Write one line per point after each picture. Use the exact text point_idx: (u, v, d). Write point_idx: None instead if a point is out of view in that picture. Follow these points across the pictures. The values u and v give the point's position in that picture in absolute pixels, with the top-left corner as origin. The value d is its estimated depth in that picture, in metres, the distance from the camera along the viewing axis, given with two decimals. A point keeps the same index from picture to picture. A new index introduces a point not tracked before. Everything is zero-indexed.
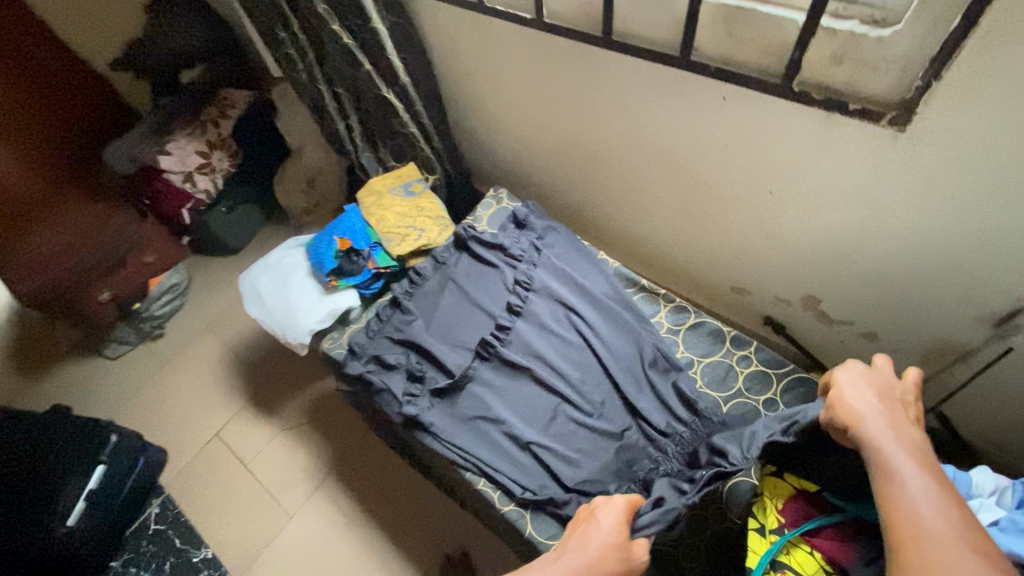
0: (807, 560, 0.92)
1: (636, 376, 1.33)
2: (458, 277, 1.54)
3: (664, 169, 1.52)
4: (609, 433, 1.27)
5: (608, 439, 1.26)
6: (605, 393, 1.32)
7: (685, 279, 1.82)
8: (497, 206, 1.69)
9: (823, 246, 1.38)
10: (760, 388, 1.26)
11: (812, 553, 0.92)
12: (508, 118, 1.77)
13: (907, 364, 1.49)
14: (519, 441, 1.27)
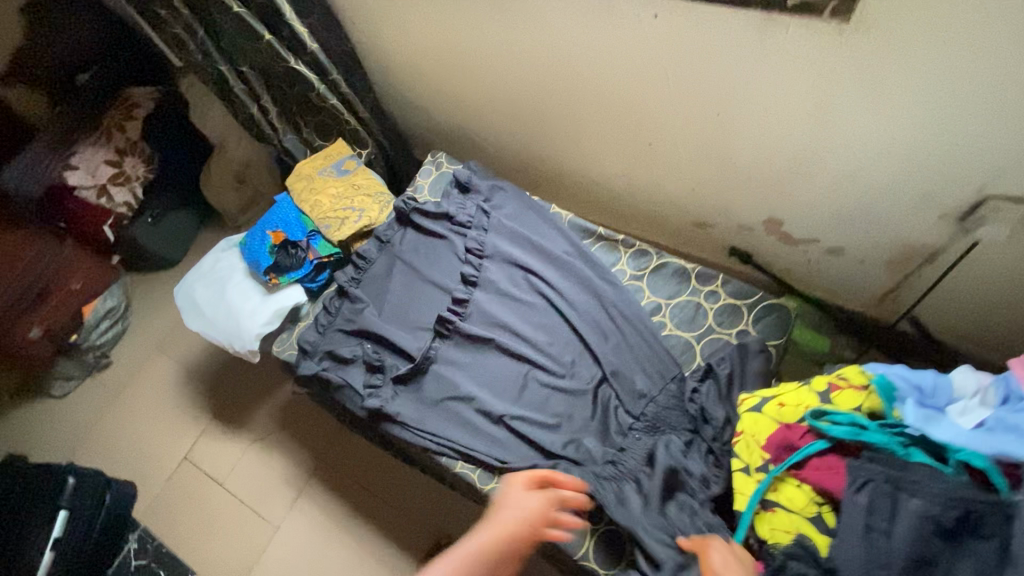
0: (797, 493, 0.90)
1: (603, 328, 1.25)
2: (407, 255, 1.44)
3: (604, 107, 1.42)
4: (584, 392, 1.19)
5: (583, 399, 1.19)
6: (575, 351, 1.24)
7: (644, 222, 1.74)
8: (437, 171, 1.58)
9: (779, 165, 1.32)
10: (731, 321, 1.21)
11: (801, 485, 0.91)
12: (434, 75, 1.65)
13: (875, 274, 1.46)
14: (492, 417, 1.20)
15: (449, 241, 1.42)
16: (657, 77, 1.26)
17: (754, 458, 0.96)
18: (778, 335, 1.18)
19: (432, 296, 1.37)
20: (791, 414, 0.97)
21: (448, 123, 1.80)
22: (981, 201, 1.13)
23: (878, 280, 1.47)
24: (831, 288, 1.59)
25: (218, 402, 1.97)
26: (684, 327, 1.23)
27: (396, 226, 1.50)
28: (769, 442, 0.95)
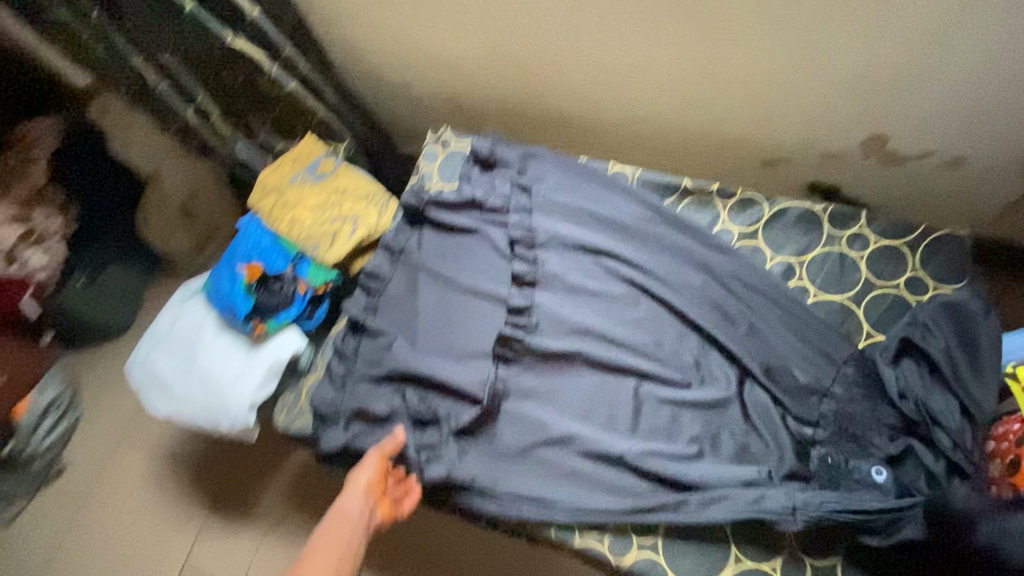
0: None
1: (722, 311, 0.94)
2: (432, 262, 1.08)
3: (654, 32, 1.10)
4: (722, 401, 0.88)
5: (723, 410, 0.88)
6: (694, 348, 0.93)
7: (696, 172, 1.44)
8: (445, 152, 1.22)
9: (893, 59, 1.02)
10: (894, 269, 0.91)
11: None
12: (418, 34, 1.30)
13: (1004, 181, 1.19)
14: (610, 458, 0.86)
15: (484, 234, 1.07)
16: None
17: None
18: (959, 276, 0.89)
19: (480, 309, 1.02)
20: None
21: (439, 95, 1.46)
22: None
23: (1004, 189, 1.20)
24: (938, 210, 1.32)
25: (214, 489, 1.58)
26: (833, 289, 0.92)
27: (408, 228, 1.14)
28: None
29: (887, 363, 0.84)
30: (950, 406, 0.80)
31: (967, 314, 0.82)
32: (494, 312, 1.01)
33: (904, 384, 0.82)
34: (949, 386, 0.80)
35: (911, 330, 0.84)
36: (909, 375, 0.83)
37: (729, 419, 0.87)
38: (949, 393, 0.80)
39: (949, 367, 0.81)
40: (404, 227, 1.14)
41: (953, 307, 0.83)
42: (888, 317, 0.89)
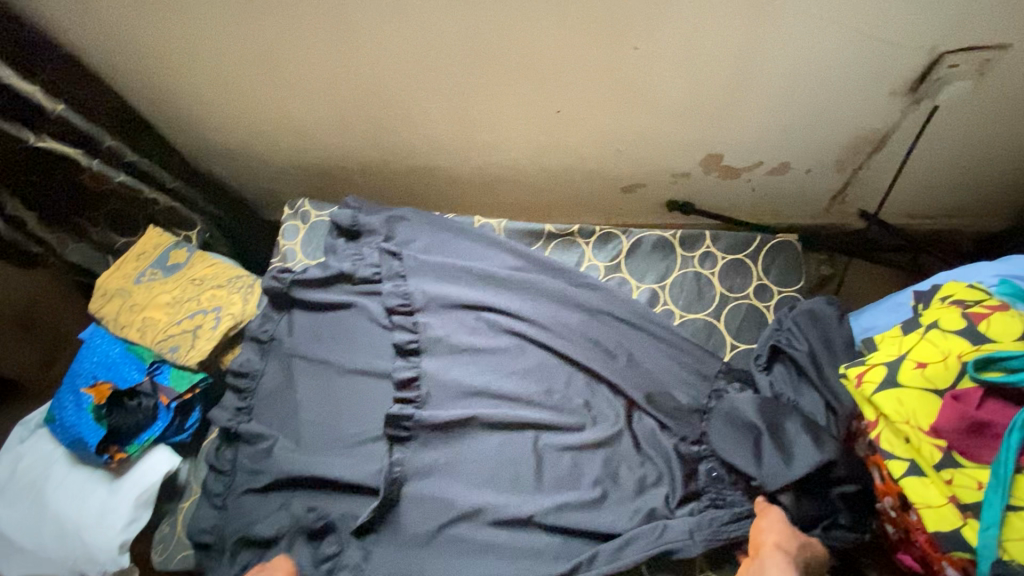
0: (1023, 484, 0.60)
1: (601, 346, 0.96)
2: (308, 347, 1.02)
3: (494, 80, 1.14)
4: (614, 435, 0.90)
5: (619, 444, 0.90)
6: (583, 389, 0.94)
7: (569, 204, 1.49)
8: (306, 227, 1.17)
9: (706, 90, 1.11)
10: (743, 281, 0.99)
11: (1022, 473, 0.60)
12: (256, 101, 1.24)
13: (826, 181, 1.33)
14: (519, 520, 0.84)
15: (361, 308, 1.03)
16: (551, 21, 1.00)
17: (927, 454, 0.66)
18: (796, 279, 0.98)
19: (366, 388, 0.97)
20: (943, 373, 0.67)
21: (295, 160, 1.40)
22: (931, 63, 1.00)
23: (826, 186, 1.34)
24: (780, 210, 1.45)
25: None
26: (694, 308, 0.99)
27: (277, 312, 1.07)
28: (943, 426, 0.64)
29: (760, 369, 0.91)
30: (817, 403, 0.85)
31: (825, 318, 0.88)
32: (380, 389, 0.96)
33: (776, 387, 0.89)
34: (815, 384, 0.86)
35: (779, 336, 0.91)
36: (780, 378, 0.89)
37: (625, 453, 0.89)
38: (816, 390, 0.86)
39: (814, 368, 0.86)
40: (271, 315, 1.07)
41: (812, 313, 0.89)
42: (745, 326, 0.96)
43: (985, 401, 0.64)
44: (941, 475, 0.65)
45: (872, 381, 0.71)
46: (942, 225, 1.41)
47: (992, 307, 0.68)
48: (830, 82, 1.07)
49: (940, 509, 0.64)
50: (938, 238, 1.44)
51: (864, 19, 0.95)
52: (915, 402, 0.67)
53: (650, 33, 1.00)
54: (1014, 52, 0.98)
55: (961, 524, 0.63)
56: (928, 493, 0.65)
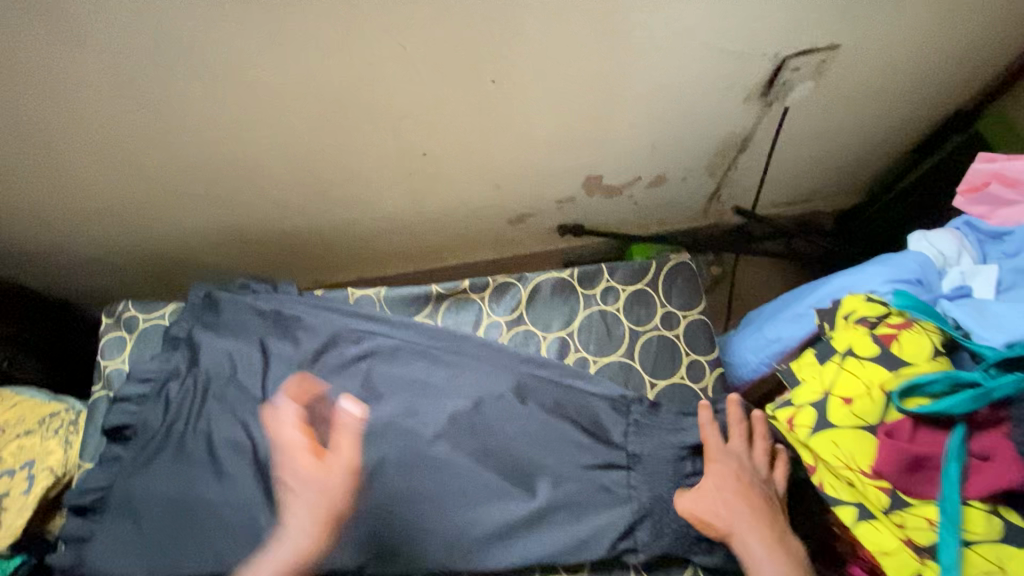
0: (975, 515, 0.57)
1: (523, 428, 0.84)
2: (162, 487, 0.80)
3: (346, 131, 0.99)
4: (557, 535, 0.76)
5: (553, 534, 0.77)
6: (504, 484, 0.80)
7: (457, 244, 1.38)
8: (136, 336, 0.94)
9: (572, 117, 1.06)
10: (649, 311, 0.93)
11: (972, 504, 0.57)
12: (45, 188, 0.99)
13: (702, 185, 1.34)
14: None
15: (227, 427, 0.84)
16: (400, 67, 0.88)
17: (874, 497, 0.61)
18: (698, 297, 0.94)
19: (245, 526, 0.78)
20: (870, 409, 0.62)
21: (114, 247, 1.14)
22: (776, 67, 1.03)
23: (702, 190, 1.36)
24: (665, 218, 1.45)
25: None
26: (607, 350, 0.92)
27: (121, 447, 0.85)
28: (884, 466, 0.59)
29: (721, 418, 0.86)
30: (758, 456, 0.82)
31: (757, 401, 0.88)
32: (268, 522, 0.78)
33: None
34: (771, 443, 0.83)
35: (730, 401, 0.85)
36: None
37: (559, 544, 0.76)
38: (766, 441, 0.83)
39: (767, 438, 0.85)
40: (113, 457, 0.84)
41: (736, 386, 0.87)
42: (660, 358, 0.90)
43: (916, 430, 0.60)
44: (890, 519, 0.61)
45: (805, 426, 0.66)
46: (812, 208, 1.49)
47: (898, 327, 0.64)
48: (691, 96, 1.07)
49: (905, 556, 0.60)
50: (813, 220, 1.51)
51: (713, 35, 0.94)
52: (852, 445, 0.62)
53: (509, 65, 0.92)
54: (845, 53, 1.03)
55: (920, 566, 0.59)
56: (881, 538, 0.61)
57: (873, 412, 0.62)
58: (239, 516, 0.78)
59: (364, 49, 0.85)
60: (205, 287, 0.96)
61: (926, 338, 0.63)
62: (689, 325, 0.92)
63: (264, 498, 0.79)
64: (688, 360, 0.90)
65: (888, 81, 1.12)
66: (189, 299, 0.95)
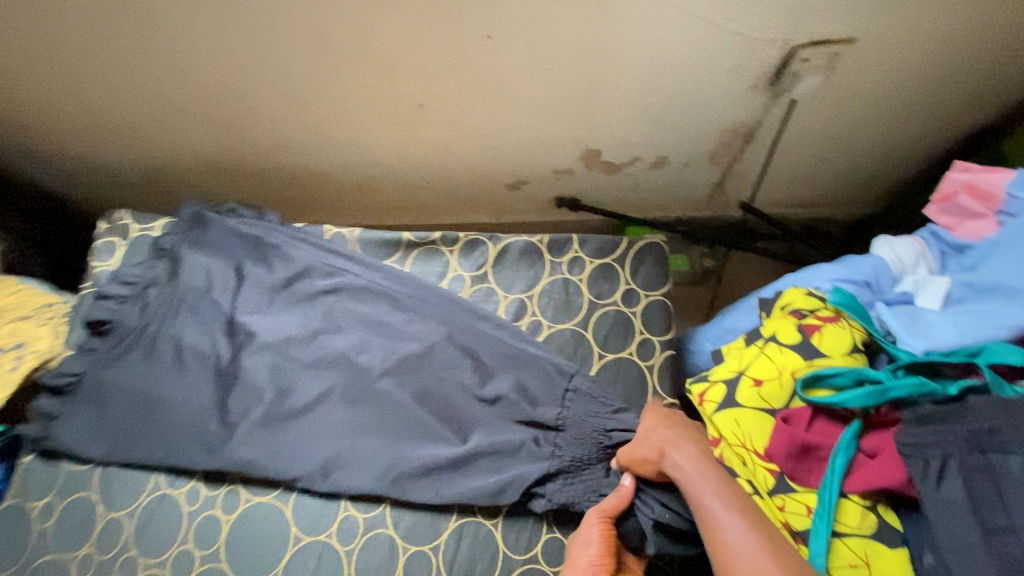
0: (847, 508, 0.62)
1: (468, 380, 0.86)
2: (127, 381, 0.87)
3: (343, 74, 1.01)
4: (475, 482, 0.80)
5: (471, 479, 0.80)
6: (438, 429, 0.83)
7: (452, 201, 1.39)
8: (126, 243, 1.00)
9: (570, 85, 1.05)
10: (611, 286, 0.94)
11: (847, 497, 0.62)
12: (62, 97, 1.04)
13: (704, 174, 1.32)
14: None
15: (193, 337, 0.89)
16: (395, 12, 0.89)
17: (762, 477, 0.65)
18: (663, 280, 0.94)
19: (195, 428, 0.84)
20: (778, 392, 0.67)
21: (123, 161, 1.20)
22: (787, 56, 0.99)
23: (704, 179, 1.34)
24: (665, 203, 1.43)
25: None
26: (562, 318, 0.93)
27: (98, 340, 0.91)
28: (776, 447, 0.64)
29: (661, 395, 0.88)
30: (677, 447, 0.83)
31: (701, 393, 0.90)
32: (216, 427, 0.84)
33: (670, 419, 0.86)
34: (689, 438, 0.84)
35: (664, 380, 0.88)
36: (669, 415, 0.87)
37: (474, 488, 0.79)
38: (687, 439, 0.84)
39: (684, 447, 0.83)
40: (88, 349, 0.90)
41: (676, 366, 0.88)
42: (613, 333, 0.91)
43: (814, 421, 0.65)
44: (774, 501, 0.65)
45: (713, 401, 0.70)
46: (820, 213, 1.45)
47: (824, 320, 0.69)
48: (694, 78, 1.05)
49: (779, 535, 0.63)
50: (819, 226, 1.47)
51: (718, 14, 0.92)
52: (751, 423, 0.67)
53: (505, 22, 0.91)
54: (860, 46, 0.98)
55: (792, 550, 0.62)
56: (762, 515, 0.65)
57: (777, 393, 0.67)
58: (191, 418, 0.84)
59: None
60: (194, 206, 1.00)
61: (847, 333, 0.68)
62: (648, 305, 0.92)
63: (217, 407, 0.85)
64: (641, 339, 0.90)
65: (908, 83, 1.07)
66: (179, 213, 0.99)
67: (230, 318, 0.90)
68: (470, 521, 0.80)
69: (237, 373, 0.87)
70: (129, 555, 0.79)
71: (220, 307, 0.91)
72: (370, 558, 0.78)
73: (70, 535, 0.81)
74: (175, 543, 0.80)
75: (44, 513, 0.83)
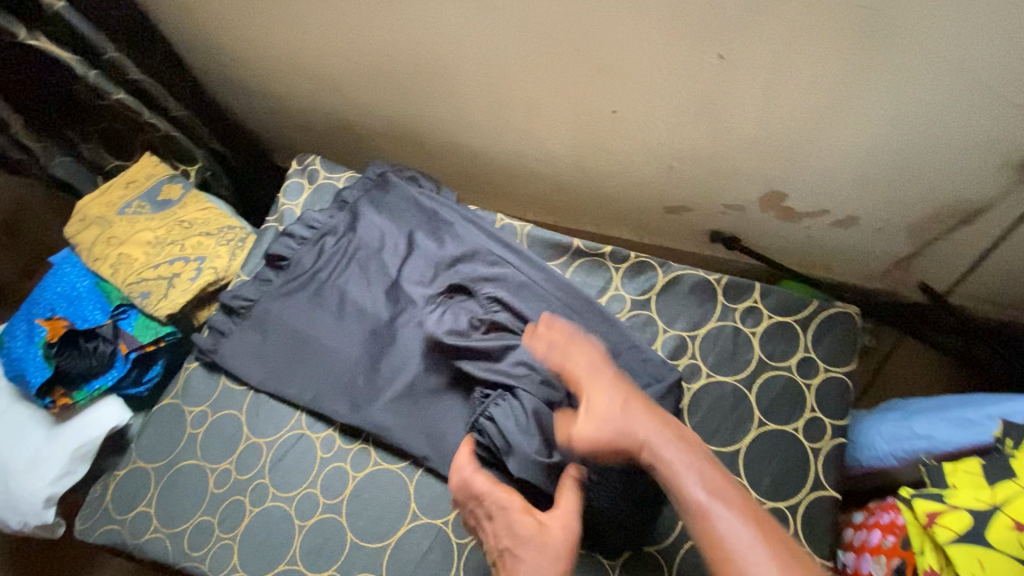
0: None
1: None
2: (292, 318, 0.91)
3: (550, 68, 0.99)
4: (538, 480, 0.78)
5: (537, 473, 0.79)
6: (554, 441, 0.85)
7: (601, 211, 1.35)
8: (311, 187, 1.06)
9: (784, 123, 0.97)
10: (786, 349, 0.85)
11: None
12: (285, 40, 1.11)
13: (894, 245, 1.18)
14: None
15: (355, 293, 0.92)
16: (629, 14, 0.86)
17: None
18: (849, 358, 0.84)
19: (343, 380, 0.87)
20: None
21: (316, 109, 1.27)
22: None
23: (891, 250, 1.20)
24: (833, 264, 1.29)
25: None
26: (725, 369, 0.85)
27: (273, 273, 0.96)
28: None
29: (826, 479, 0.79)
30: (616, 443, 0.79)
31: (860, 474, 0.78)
32: (362, 383, 0.86)
33: (830, 516, 0.77)
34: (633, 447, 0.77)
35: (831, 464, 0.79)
36: (827, 508, 0.77)
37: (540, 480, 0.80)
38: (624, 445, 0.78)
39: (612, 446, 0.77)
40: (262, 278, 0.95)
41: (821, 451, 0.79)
42: (780, 401, 0.82)
43: None
44: None
45: (950, 528, 0.62)
46: None
47: None
48: (934, 138, 0.92)
49: None
50: None
51: (998, 76, 0.80)
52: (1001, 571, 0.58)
53: (742, 42, 0.85)
54: None
55: None
56: None
57: None
58: (343, 370, 0.87)
59: None
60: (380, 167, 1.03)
61: None
62: (825, 380, 0.83)
63: (367, 367, 0.87)
64: (810, 416, 0.82)
65: None
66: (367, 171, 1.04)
67: (394, 282, 0.92)
68: (587, 555, 0.77)
69: (391, 338, 0.89)
70: (261, 482, 0.84)
71: (384, 269, 0.93)
72: (480, 559, 0.76)
73: (215, 447, 0.87)
74: (303, 484, 0.83)
75: (197, 420, 0.89)
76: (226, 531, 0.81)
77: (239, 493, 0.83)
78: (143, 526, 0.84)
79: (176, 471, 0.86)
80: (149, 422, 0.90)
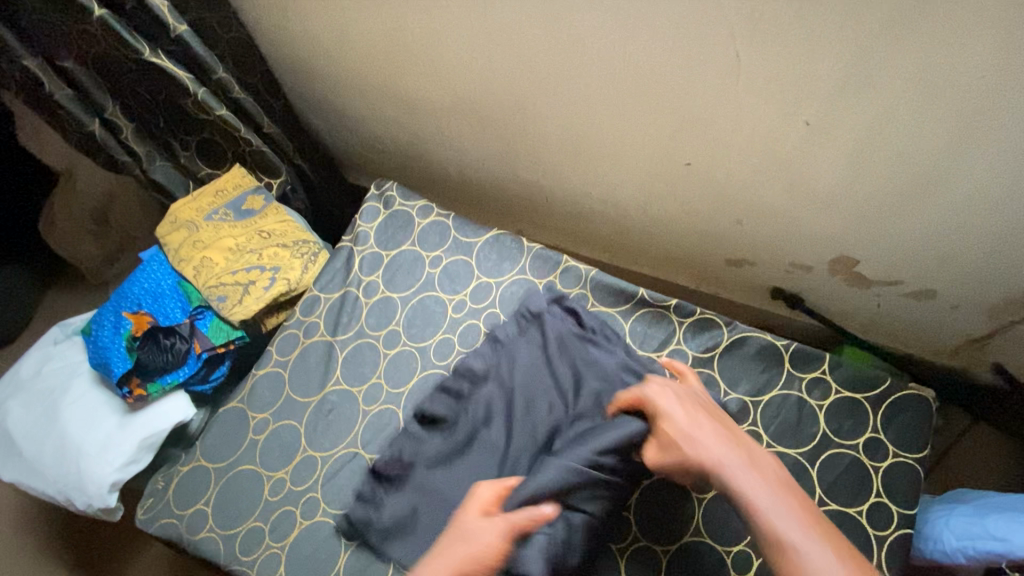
0: None
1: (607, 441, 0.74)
2: (446, 484, 0.81)
3: (629, 116, 1.01)
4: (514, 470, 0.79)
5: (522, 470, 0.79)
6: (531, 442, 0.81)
7: (659, 254, 1.33)
8: (385, 211, 1.10)
9: (863, 189, 0.95)
10: (853, 427, 0.82)
11: None
12: (377, 70, 1.17)
13: (971, 323, 1.12)
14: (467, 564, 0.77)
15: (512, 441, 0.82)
16: (722, 74, 0.88)
17: None
18: (922, 444, 0.80)
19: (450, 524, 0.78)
20: None
21: (392, 134, 1.32)
22: None
23: (968, 328, 1.13)
24: (900, 335, 1.23)
25: (29, 566, 1.21)
26: (787, 441, 0.83)
27: (424, 429, 0.87)
28: None
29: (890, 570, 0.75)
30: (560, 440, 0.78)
31: None
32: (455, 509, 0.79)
33: None
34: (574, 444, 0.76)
35: (896, 555, 0.75)
36: None
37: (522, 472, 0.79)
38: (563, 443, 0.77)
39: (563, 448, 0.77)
40: (415, 436, 0.86)
41: (887, 539, 0.76)
42: (844, 481, 0.80)
43: None
44: None
45: None
46: None
47: None
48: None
49: None
50: None
51: None
52: None
53: (833, 109, 0.86)
54: None
55: None
56: None
57: None
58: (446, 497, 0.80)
59: (702, 43, 0.85)
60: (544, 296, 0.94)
61: None
62: (894, 465, 0.79)
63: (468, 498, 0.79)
64: (874, 500, 0.78)
65: None
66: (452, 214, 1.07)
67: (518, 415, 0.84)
68: None
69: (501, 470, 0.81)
70: (314, 495, 0.86)
71: (512, 400, 0.85)
72: None
73: (273, 455, 0.91)
74: (353, 503, 0.85)
75: (259, 426, 0.94)
76: (276, 540, 0.84)
77: (292, 504, 0.86)
78: (199, 523, 0.87)
79: (235, 474, 0.90)
80: (214, 422, 0.95)
